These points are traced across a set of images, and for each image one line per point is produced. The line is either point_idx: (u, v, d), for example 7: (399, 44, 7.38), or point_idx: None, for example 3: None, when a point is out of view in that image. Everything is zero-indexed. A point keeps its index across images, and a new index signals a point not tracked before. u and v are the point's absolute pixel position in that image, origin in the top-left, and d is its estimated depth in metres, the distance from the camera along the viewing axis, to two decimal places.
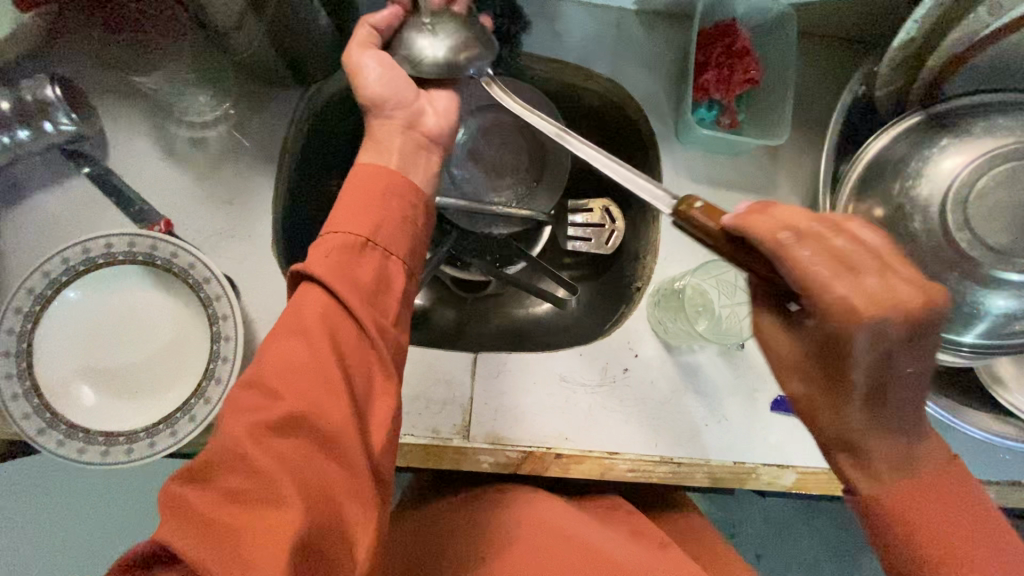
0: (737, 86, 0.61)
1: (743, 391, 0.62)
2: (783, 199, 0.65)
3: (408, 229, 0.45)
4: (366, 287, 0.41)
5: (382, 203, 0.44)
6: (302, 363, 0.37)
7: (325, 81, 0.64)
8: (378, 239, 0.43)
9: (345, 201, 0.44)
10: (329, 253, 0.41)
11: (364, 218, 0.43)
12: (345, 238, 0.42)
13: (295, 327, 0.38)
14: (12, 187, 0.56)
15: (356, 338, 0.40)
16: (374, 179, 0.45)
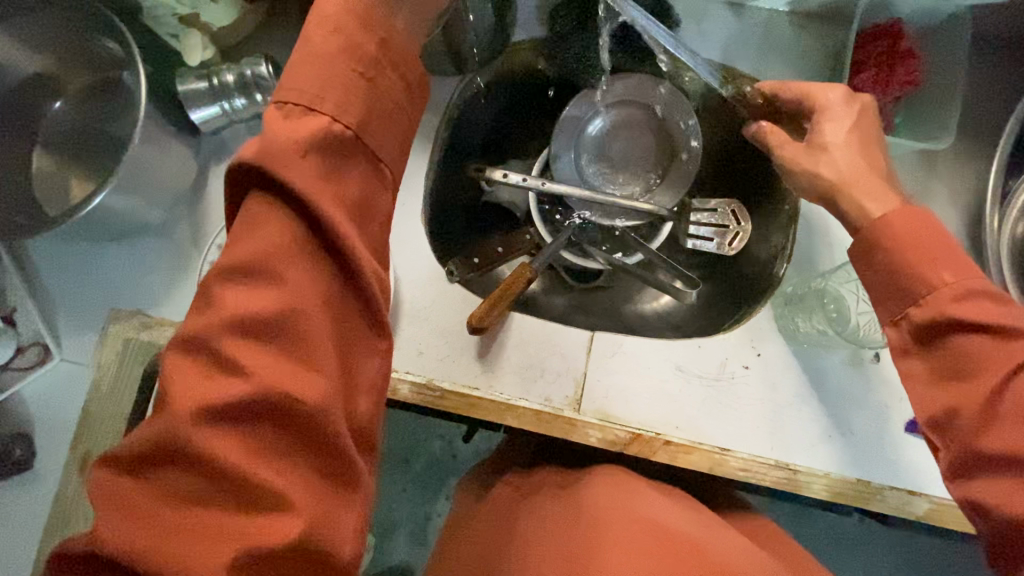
0: (896, 86, 0.59)
1: (875, 407, 0.58)
2: (940, 211, 0.61)
3: (390, 111, 0.38)
4: (349, 206, 0.36)
5: (337, 51, 0.37)
6: (266, 313, 0.33)
7: (477, 73, 0.70)
8: (346, 123, 0.36)
9: (301, 53, 0.36)
10: (286, 152, 0.34)
11: (323, 84, 0.36)
12: (301, 128, 0.34)
13: (252, 275, 0.33)
14: (221, 147, 0.68)
15: (330, 282, 0.35)
16: (340, 26, 0.37)
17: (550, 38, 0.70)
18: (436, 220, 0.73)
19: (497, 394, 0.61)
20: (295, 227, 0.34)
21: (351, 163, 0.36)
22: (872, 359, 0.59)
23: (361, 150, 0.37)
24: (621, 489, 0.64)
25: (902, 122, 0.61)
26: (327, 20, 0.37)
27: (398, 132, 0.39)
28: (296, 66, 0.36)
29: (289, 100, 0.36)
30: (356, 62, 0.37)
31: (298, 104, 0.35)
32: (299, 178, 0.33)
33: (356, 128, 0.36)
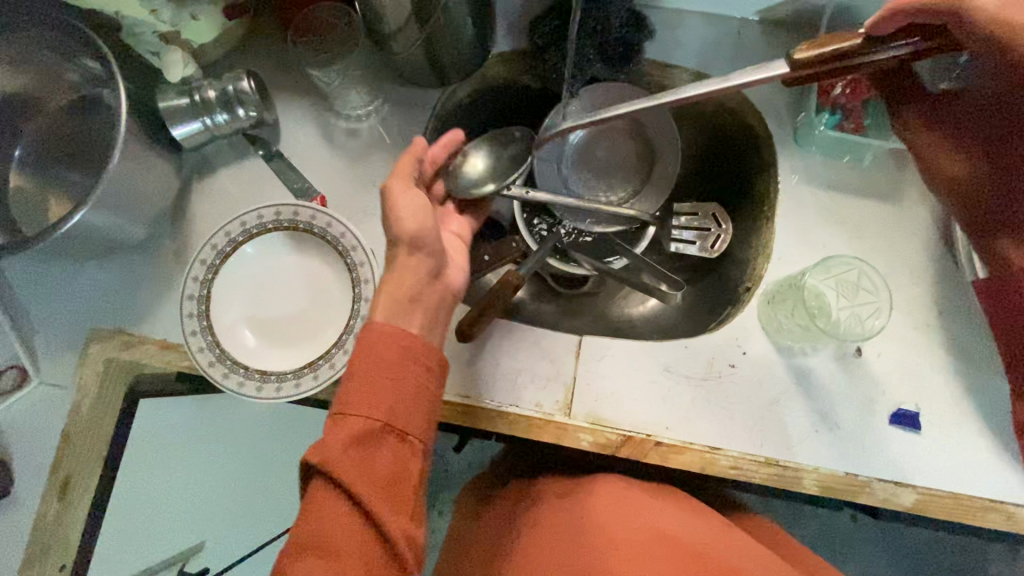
0: (865, 89, 0.60)
1: (860, 400, 0.59)
2: (910, 209, 0.63)
3: (418, 390, 0.47)
4: (382, 479, 0.43)
5: (402, 355, 0.47)
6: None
7: (459, 84, 0.71)
8: (393, 424, 0.45)
9: (354, 368, 0.46)
10: (346, 450, 0.43)
11: (370, 394, 0.45)
12: (360, 426, 0.44)
13: (315, 546, 0.41)
14: (204, 162, 0.68)
15: (374, 549, 0.42)
16: (382, 342, 0.47)
17: (530, 50, 0.71)
18: None
19: (488, 402, 0.61)
20: (346, 505, 0.42)
21: (389, 450, 0.44)
22: (855, 353, 0.60)
23: (398, 432, 0.45)
24: (621, 499, 0.63)
25: (872, 123, 0.62)
26: (384, 334, 0.47)
27: (426, 411, 0.47)
28: (348, 378, 0.46)
29: (348, 408, 0.45)
30: (422, 361, 0.47)
31: (347, 413, 0.45)
32: (350, 470, 0.42)
33: (396, 421, 0.45)
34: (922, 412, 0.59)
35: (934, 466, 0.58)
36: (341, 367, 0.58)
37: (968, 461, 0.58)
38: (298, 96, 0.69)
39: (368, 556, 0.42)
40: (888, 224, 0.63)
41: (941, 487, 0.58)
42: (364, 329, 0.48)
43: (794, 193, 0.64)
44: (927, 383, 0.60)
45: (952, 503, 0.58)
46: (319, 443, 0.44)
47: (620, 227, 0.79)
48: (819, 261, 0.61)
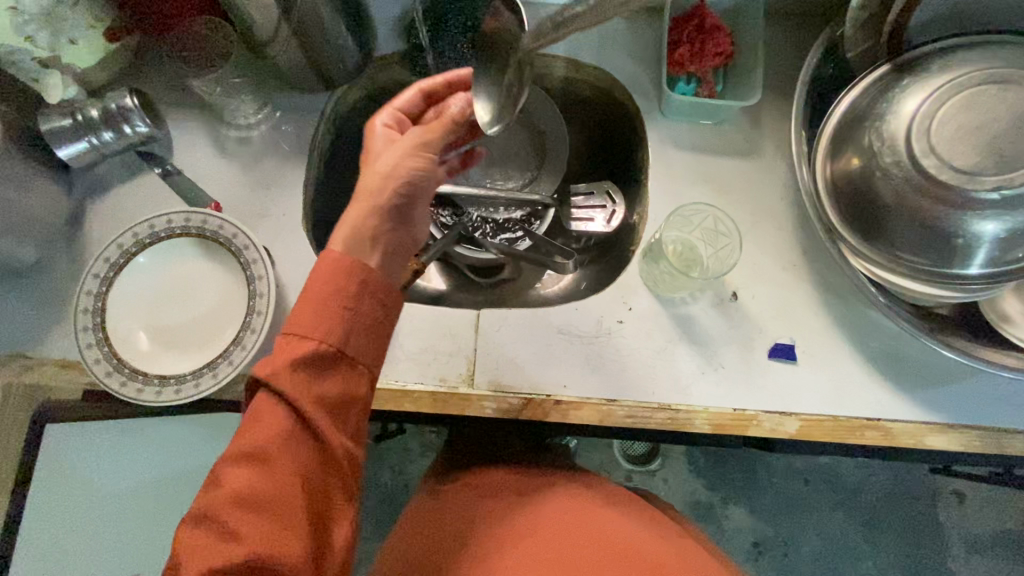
0: (709, 59, 0.67)
1: (740, 340, 0.63)
2: (769, 162, 0.69)
3: (370, 326, 0.46)
4: (328, 399, 0.44)
5: (357, 292, 0.45)
6: (265, 488, 0.41)
7: (347, 88, 0.75)
8: (341, 349, 0.45)
9: (308, 291, 0.45)
10: (295, 368, 0.43)
11: (321, 321, 0.44)
12: (309, 346, 0.44)
13: (255, 453, 0.42)
14: (95, 181, 0.69)
15: (308, 462, 0.43)
16: (337, 270, 0.45)
17: (408, 50, 0.75)
18: (326, 231, 0.76)
19: (392, 382, 0.63)
20: (289, 421, 0.43)
21: (330, 375, 0.44)
22: (731, 297, 0.64)
23: (343, 359, 0.45)
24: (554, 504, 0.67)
25: (724, 89, 0.70)
26: (342, 269, 0.46)
27: (378, 344, 0.47)
28: (304, 298, 0.45)
29: (301, 329, 0.44)
30: (378, 298, 0.46)
31: (294, 336, 0.44)
32: (293, 386, 0.42)
33: (345, 347, 0.45)
34: (798, 344, 0.63)
35: (813, 393, 0.62)
36: (239, 363, 0.59)
37: (845, 383, 0.62)
38: (189, 111, 0.71)
39: (304, 474, 0.43)
40: (751, 177, 0.68)
41: (821, 412, 0.61)
42: (321, 255, 0.46)
43: (663, 157, 0.69)
44: (800, 316, 0.64)
45: (834, 426, 0.61)
46: (271, 357, 0.43)
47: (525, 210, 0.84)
48: (674, 210, 0.67)
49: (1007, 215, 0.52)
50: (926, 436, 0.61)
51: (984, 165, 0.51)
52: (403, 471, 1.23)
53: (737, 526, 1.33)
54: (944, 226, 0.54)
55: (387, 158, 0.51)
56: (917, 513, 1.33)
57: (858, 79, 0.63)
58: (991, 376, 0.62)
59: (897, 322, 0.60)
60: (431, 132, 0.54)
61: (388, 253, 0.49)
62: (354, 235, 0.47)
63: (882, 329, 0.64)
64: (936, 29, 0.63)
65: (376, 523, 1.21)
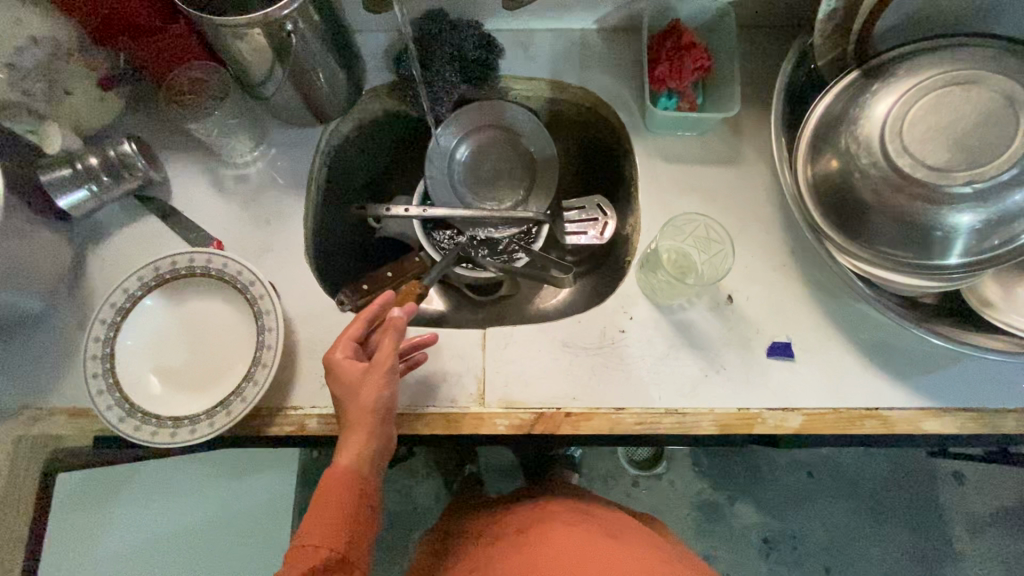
0: (689, 73, 0.70)
1: (738, 341, 0.66)
2: (752, 168, 0.72)
3: (365, 515, 0.51)
4: None
5: (358, 492, 0.51)
6: None
7: (341, 120, 0.77)
8: (343, 552, 0.49)
9: (324, 489, 0.50)
10: None
11: (334, 530, 0.49)
12: (318, 557, 0.47)
13: None
14: (95, 227, 0.69)
15: None
16: (342, 489, 0.50)
17: (397, 82, 0.76)
18: (327, 262, 0.77)
19: (404, 407, 0.64)
20: None
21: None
22: (727, 301, 0.67)
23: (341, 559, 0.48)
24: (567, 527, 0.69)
25: (705, 101, 0.73)
26: (343, 472, 0.51)
27: (369, 525, 0.51)
28: (315, 505, 0.50)
29: (308, 545, 0.48)
30: (371, 483, 0.52)
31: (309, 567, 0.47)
32: None
33: (347, 549, 0.49)
34: (794, 341, 0.66)
35: (814, 387, 0.64)
36: (252, 398, 0.60)
37: (842, 375, 0.65)
38: (185, 153, 0.72)
39: None
40: (737, 184, 0.71)
41: (822, 405, 0.64)
42: (327, 471, 0.51)
43: (652, 170, 0.72)
44: (794, 314, 0.67)
45: (835, 418, 0.64)
46: None
47: (518, 229, 0.85)
48: (665, 222, 0.69)
49: (981, 206, 0.55)
50: (923, 420, 0.64)
51: (955, 162, 0.54)
52: (412, 492, 1.23)
53: (747, 523, 1.35)
54: (925, 221, 0.57)
55: (361, 401, 0.53)
56: (918, 496, 1.36)
57: (832, 85, 0.66)
58: (979, 360, 0.65)
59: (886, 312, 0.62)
60: (392, 354, 0.55)
61: (377, 450, 0.53)
62: (357, 445, 0.52)
63: (871, 321, 0.67)
64: (900, 34, 0.66)
65: (389, 548, 1.20)
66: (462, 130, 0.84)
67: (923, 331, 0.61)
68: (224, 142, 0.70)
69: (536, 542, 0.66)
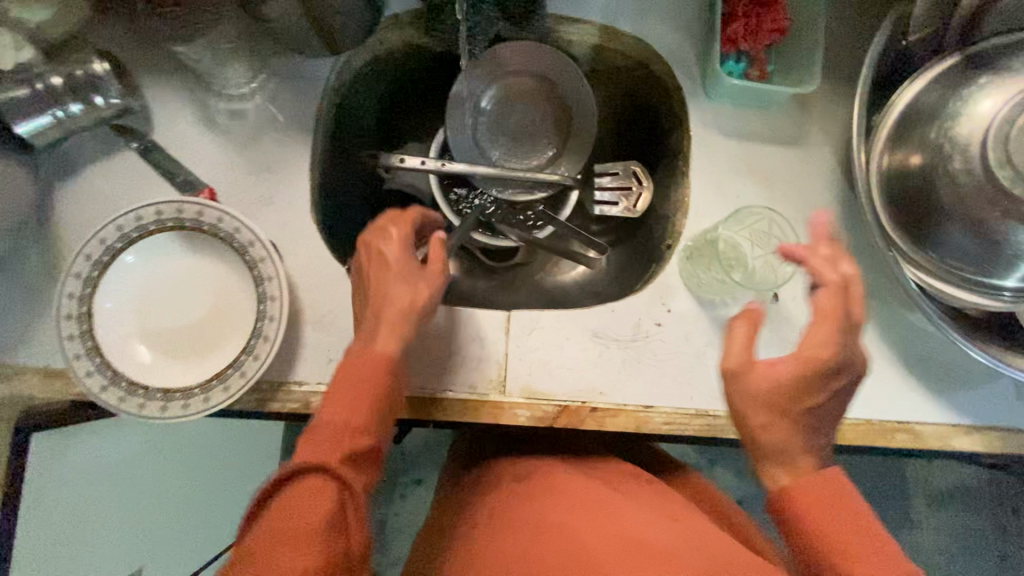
0: (765, 36, 0.61)
1: (778, 343, 0.61)
2: (816, 152, 0.65)
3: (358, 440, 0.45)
4: (334, 507, 0.41)
5: (348, 424, 0.45)
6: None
7: (355, 51, 0.66)
8: (346, 480, 0.43)
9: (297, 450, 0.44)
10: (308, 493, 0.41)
11: (329, 444, 0.44)
12: (318, 476, 0.42)
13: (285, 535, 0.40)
14: (64, 160, 0.59)
15: (321, 554, 0.40)
16: (344, 411, 0.46)
17: (426, 12, 0.65)
18: (333, 216, 0.69)
19: (419, 391, 0.59)
20: (332, 504, 0.41)
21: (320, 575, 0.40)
22: (772, 299, 0.62)
23: (343, 487, 0.42)
24: (582, 490, 0.58)
25: (776, 69, 0.63)
26: (339, 408, 0.46)
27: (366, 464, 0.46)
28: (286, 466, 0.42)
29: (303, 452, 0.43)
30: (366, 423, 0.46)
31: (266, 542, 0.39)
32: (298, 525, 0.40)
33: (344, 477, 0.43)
34: None
35: None
36: (253, 375, 0.54)
37: (879, 386, 0.62)
38: (169, 78, 0.61)
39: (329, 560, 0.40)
40: (796, 169, 0.64)
41: (854, 415, 0.61)
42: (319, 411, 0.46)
43: (705, 146, 0.64)
44: None
45: (866, 429, 0.61)
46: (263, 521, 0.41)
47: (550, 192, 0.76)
48: (731, 214, 0.62)
49: None
50: (953, 437, 0.62)
51: None
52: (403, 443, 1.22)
53: (723, 486, 1.39)
54: (998, 240, 0.52)
55: (369, 356, 0.48)
56: None
57: (923, 69, 0.59)
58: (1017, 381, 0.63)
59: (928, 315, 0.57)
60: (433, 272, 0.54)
61: (377, 392, 0.47)
62: (352, 406, 0.46)
63: (916, 331, 0.63)
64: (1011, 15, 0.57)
65: None
66: (490, 75, 0.73)
67: (967, 344, 0.56)
68: (218, 70, 0.60)
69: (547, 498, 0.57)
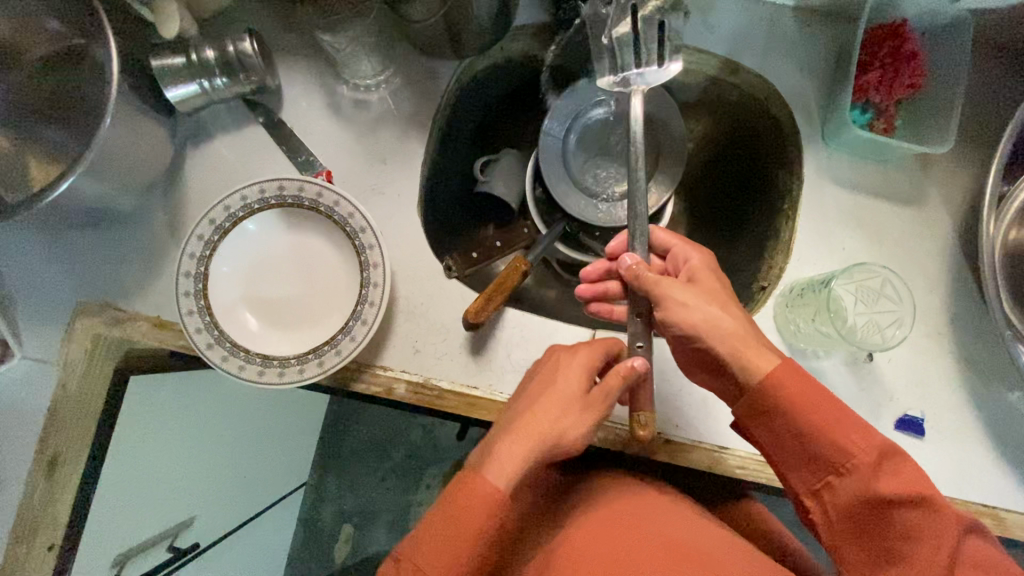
0: (900, 89, 0.60)
1: (868, 406, 0.59)
2: (933, 214, 0.62)
3: (535, 446, 0.45)
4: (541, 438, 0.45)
5: (532, 434, 0.45)
6: (477, 500, 0.42)
7: (477, 56, 0.67)
8: (560, 424, 0.46)
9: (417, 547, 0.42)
10: (533, 427, 0.46)
11: (524, 454, 0.45)
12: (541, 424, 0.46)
13: (483, 496, 0.42)
14: (198, 127, 0.63)
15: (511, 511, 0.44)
16: (545, 416, 0.46)
17: (551, 24, 0.66)
18: (432, 213, 0.70)
19: (497, 394, 0.60)
20: (547, 433, 0.46)
21: None
22: (867, 358, 0.59)
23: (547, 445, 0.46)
24: (629, 505, 0.54)
25: (903, 124, 0.62)
26: (531, 421, 0.46)
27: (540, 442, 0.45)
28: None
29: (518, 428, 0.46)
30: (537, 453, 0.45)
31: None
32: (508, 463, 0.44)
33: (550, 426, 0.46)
34: (928, 419, 0.59)
35: (935, 471, 0.59)
36: (348, 355, 0.55)
37: (970, 466, 0.59)
38: (304, 61, 0.64)
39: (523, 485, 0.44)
40: (909, 229, 0.62)
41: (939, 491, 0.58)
42: (542, 395, 0.48)
43: (816, 193, 0.63)
44: (935, 388, 0.60)
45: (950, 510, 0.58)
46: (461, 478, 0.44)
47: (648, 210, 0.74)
48: (842, 268, 0.60)
49: None
50: None
51: None
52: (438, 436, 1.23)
53: None
54: None
55: (554, 406, 0.47)
56: None
57: None
58: None
59: None
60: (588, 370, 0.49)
61: (559, 428, 0.46)
62: (504, 447, 0.45)
63: (1018, 414, 0.60)
64: None
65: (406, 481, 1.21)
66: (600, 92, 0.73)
67: None
68: (351, 62, 0.62)
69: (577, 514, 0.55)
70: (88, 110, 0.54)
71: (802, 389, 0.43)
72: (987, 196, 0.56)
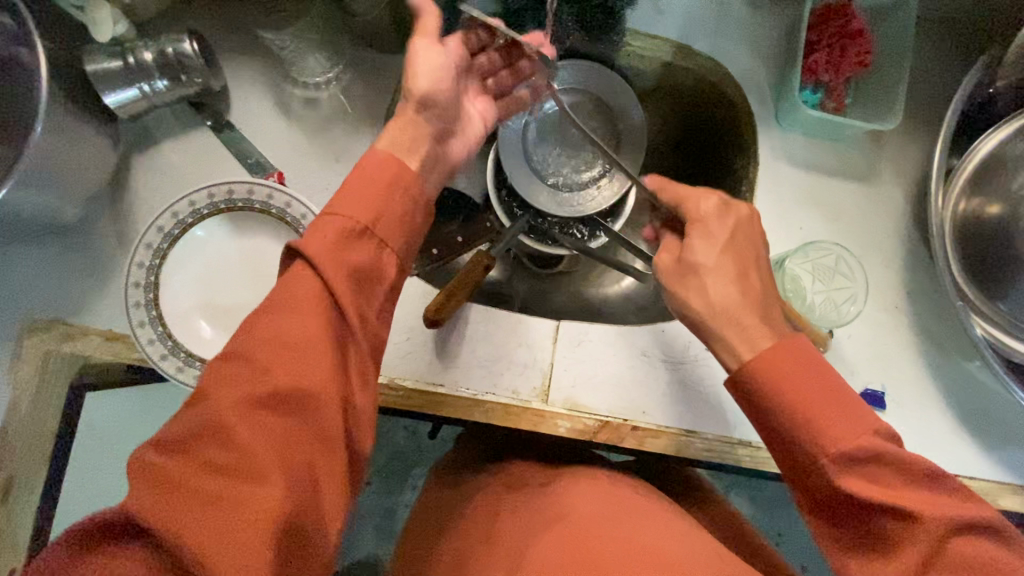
0: (848, 67, 0.60)
1: None
2: (887, 190, 0.63)
3: (344, 253, 0.39)
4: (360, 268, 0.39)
5: (340, 235, 0.39)
6: (286, 333, 0.37)
7: None
8: (377, 228, 0.41)
9: (232, 373, 0.36)
10: (329, 236, 0.39)
11: (326, 258, 0.38)
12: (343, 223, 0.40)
13: (285, 302, 0.37)
14: (143, 133, 0.61)
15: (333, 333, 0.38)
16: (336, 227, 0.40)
17: None
18: None
19: (463, 391, 0.59)
20: (347, 236, 0.40)
21: (232, 488, 0.33)
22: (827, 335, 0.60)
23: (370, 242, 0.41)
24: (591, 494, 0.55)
25: (854, 102, 0.62)
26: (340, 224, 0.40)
27: (349, 251, 0.39)
28: (187, 482, 0.33)
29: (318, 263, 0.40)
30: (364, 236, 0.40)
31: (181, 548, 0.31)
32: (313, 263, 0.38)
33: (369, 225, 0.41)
34: (890, 392, 0.60)
35: None
36: None
37: (932, 435, 0.60)
38: (250, 60, 0.63)
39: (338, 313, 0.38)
40: (865, 206, 0.63)
41: None
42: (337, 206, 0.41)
43: (773, 173, 0.63)
44: (895, 361, 0.61)
45: None
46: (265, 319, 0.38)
47: (611, 198, 0.73)
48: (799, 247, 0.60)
49: None
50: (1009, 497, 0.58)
51: None
52: None
53: None
54: None
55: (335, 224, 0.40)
56: None
57: (999, 122, 0.60)
58: None
59: (993, 367, 0.53)
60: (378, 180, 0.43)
61: (353, 238, 0.40)
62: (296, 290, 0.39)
63: (975, 382, 0.61)
64: None
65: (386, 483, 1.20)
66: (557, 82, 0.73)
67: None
68: (298, 59, 0.61)
69: (544, 498, 0.56)
70: (22, 121, 0.52)
71: (798, 373, 0.42)
72: (935, 169, 0.56)
